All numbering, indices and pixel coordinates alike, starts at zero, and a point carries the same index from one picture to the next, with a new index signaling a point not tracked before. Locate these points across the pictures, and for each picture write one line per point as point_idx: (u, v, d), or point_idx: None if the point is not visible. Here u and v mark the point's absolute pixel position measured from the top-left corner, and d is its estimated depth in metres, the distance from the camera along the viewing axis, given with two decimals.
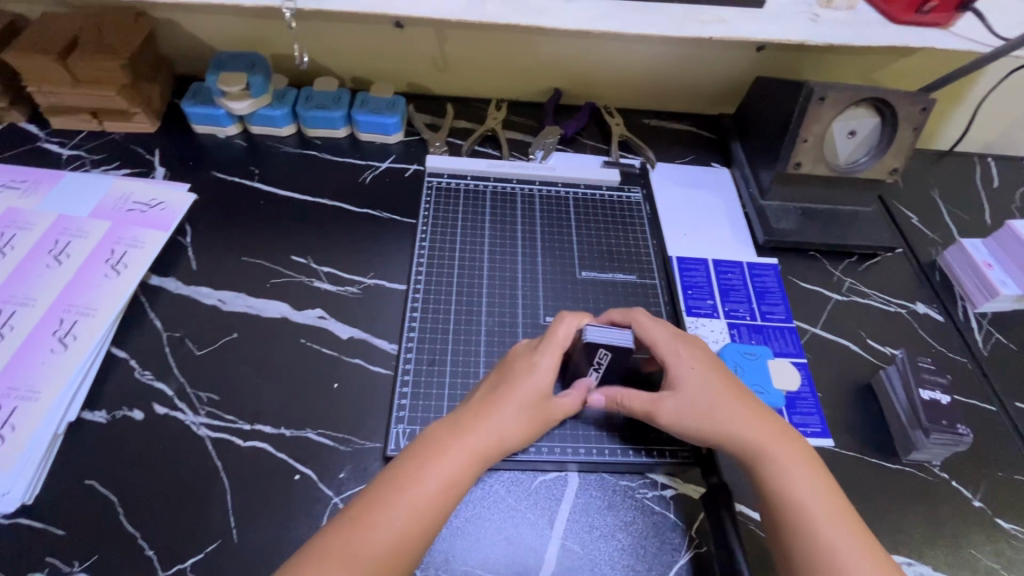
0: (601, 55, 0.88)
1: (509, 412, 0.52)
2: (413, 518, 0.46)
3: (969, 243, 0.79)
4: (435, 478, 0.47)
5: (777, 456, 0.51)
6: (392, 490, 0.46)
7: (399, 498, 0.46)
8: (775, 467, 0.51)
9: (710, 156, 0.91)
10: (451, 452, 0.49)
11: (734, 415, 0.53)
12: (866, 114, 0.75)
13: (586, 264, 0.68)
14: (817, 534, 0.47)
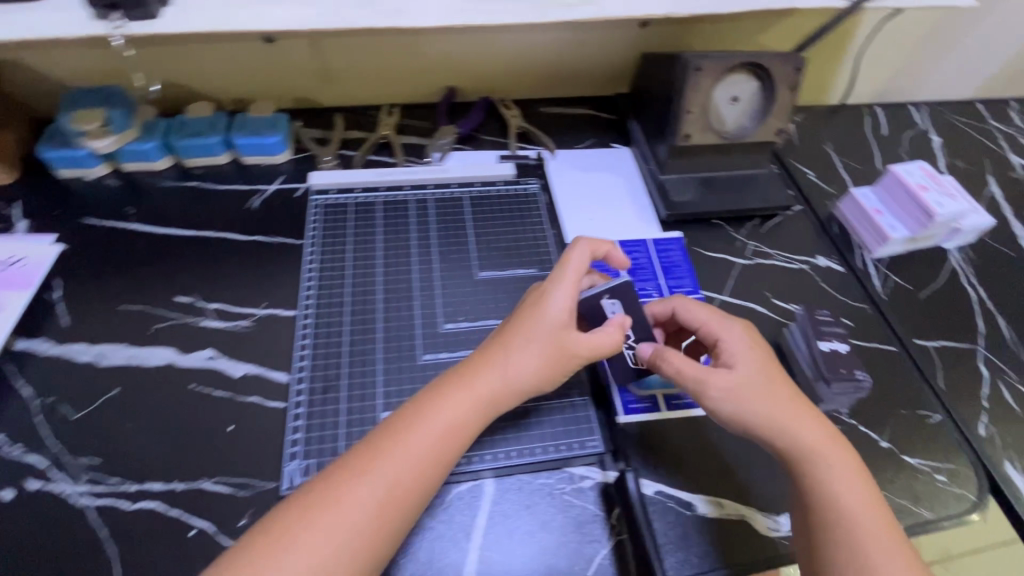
0: (488, 48, 0.86)
1: (531, 349, 0.54)
2: (412, 457, 0.48)
3: (859, 192, 0.81)
4: (445, 419, 0.51)
5: (831, 460, 0.52)
6: (402, 428, 0.50)
7: (408, 434, 0.49)
8: (823, 468, 0.52)
9: (611, 137, 0.91)
10: (466, 395, 0.52)
11: (783, 408, 0.54)
12: (745, 79, 0.75)
13: (484, 264, 0.66)
14: (857, 535, 0.48)
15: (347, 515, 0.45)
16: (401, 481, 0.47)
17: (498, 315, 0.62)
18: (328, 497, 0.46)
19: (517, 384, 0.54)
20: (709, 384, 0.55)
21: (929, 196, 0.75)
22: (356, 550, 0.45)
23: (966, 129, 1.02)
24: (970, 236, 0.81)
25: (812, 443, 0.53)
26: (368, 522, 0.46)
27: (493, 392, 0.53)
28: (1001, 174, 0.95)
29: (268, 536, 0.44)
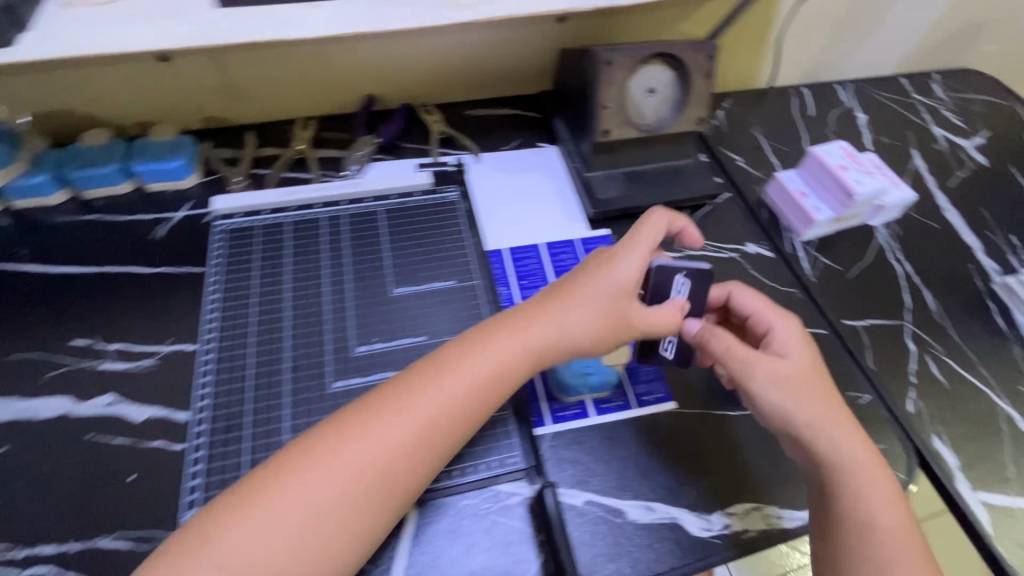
0: (404, 53, 0.84)
1: (591, 304, 0.54)
2: (447, 400, 0.49)
3: (785, 175, 0.81)
4: (484, 361, 0.52)
5: (870, 475, 0.51)
6: (434, 370, 0.51)
7: (440, 372, 0.51)
8: (859, 484, 0.51)
9: (538, 135, 0.89)
10: (512, 339, 0.53)
11: (827, 415, 0.53)
12: (660, 69, 0.74)
13: (399, 280, 0.64)
14: (882, 556, 0.48)
15: (371, 447, 0.46)
16: (428, 423, 0.48)
17: (413, 333, 0.60)
18: (350, 427, 0.47)
19: (569, 338, 0.54)
20: (755, 371, 0.55)
21: (848, 174, 0.76)
22: (379, 480, 0.46)
23: (890, 104, 1.03)
24: (895, 212, 0.82)
25: (850, 456, 0.51)
26: (394, 456, 0.47)
27: (545, 337, 0.53)
28: (924, 147, 0.96)
29: (289, 459, 0.46)
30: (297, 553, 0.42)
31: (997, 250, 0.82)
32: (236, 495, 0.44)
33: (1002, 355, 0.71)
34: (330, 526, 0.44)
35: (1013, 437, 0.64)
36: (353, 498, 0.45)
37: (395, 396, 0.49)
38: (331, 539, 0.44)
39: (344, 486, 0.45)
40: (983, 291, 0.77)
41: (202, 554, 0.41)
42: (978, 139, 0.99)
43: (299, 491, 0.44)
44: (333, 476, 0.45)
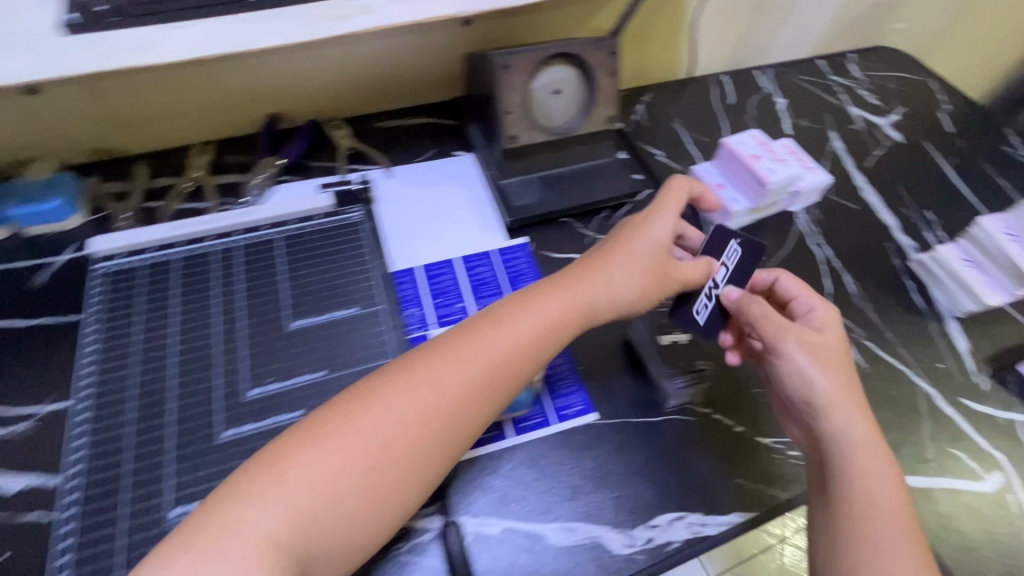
0: (302, 68, 0.80)
1: (633, 263, 0.59)
2: (505, 347, 0.53)
3: (701, 168, 0.80)
4: (538, 311, 0.56)
5: (880, 462, 0.50)
6: (494, 320, 0.55)
7: (514, 316, 0.55)
8: (867, 467, 0.49)
9: (454, 143, 0.86)
10: (562, 291, 0.57)
11: (845, 397, 0.52)
12: (561, 69, 0.72)
13: (296, 312, 0.60)
14: (880, 541, 0.46)
15: (436, 392, 0.49)
16: (487, 371, 0.52)
17: (311, 368, 0.56)
18: (414, 372, 0.50)
19: (613, 291, 0.58)
20: (784, 342, 0.54)
21: (760, 164, 0.75)
22: (441, 425, 0.49)
23: (809, 87, 1.03)
24: (813, 197, 0.82)
25: (860, 437, 0.50)
26: (455, 401, 0.50)
27: (591, 290, 0.58)
28: (842, 128, 0.96)
29: (352, 402, 0.48)
30: (358, 486, 0.44)
31: (913, 227, 0.83)
32: (300, 433, 0.46)
33: (920, 333, 0.71)
34: (394, 465, 0.46)
35: (931, 416, 0.64)
36: (414, 441, 0.47)
37: (463, 344, 0.52)
38: (389, 478, 0.46)
39: (408, 428, 0.47)
40: (900, 270, 0.78)
41: (264, 486, 0.43)
42: (894, 116, 1.00)
43: (361, 428, 0.46)
44: (394, 416, 0.47)
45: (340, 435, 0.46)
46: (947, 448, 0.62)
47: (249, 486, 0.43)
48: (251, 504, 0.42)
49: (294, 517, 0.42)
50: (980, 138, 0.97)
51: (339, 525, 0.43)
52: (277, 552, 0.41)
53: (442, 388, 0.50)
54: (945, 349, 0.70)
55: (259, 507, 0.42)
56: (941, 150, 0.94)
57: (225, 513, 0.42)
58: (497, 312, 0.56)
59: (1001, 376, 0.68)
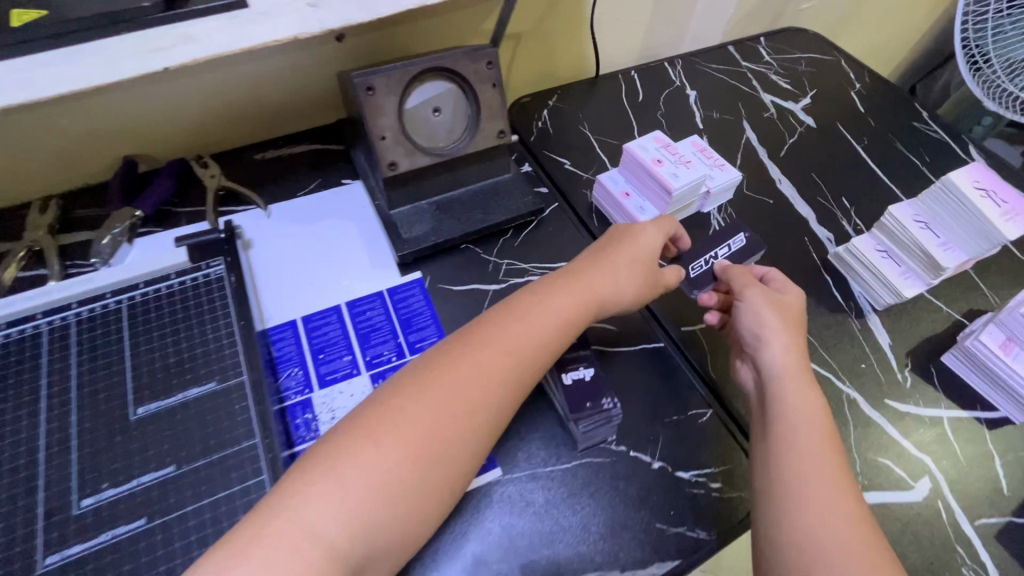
0: (147, 106, 0.70)
1: (635, 261, 0.62)
2: (535, 338, 0.56)
3: (607, 177, 0.76)
4: (561, 299, 0.58)
5: (799, 387, 0.54)
6: (518, 311, 0.57)
7: (537, 307, 0.57)
8: (787, 391, 0.54)
9: (340, 171, 0.79)
10: (580, 279, 0.60)
11: (787, 332, 0.58)
12: (438, 84, 0.65)
13: (142, 395, 0.52)
14: (794, 447, 0.50)
15: (476, 387, 0.51)
16: (522, 362, 0.54)
17: (157, 465, 0.48)
18: (449, 370, 0.51)
19: (621, 279, 0.61)
20: (749, 289, 0.61)
21: (664, 169, 0.70)
22: (483, 417, 0.51)
23: (720, 76, 1.00)
24: (726, 194, 0.78)
25: (791, 365, 0.56)
26: (496, 393, 0.52)
27: (605, 280, 0.60)
28: (755, 117, 0.93)
29: (393, 400, 0.49)
30: (412, 483, 0.46)
31: (829, 217, 0.80)
32: (348, 434, 0.47)
33: (841, 332, 0.68)
34: (445, 459, 0.48)
35: (856, 424, 0.61)
36: (460, 434, 0.49)
37: (495, 337, 0.54)
38: (440, 472, 0.47)
39: (454, 424, 0.49)
40: (819, 264, 0.74)
41: (317, 488, 0.43)
42: (806, 100, 0.97)
43: (409, 425, 0.48)
44: (438, 412, 0.49)
45: (388, 431, 0.47)
46: (874, 457, 0.59)
47: (304, 490, 0.43)
48: (306, 507, 0.43)
49: (354, 517, 0.43)
50: (891, 115, 0.96)
51: (397, 520, 0.45)
52: (337, 555, 0.42)
53: (482, 382, 0.52)
54: (867, 346, 0.67)
55: (318, 508, 0.43)
56: (854, 131, 0.92)
57: (280, 519, 0.42)
58: (517, 304, 0.58)
59: (924, 370, 0.66)
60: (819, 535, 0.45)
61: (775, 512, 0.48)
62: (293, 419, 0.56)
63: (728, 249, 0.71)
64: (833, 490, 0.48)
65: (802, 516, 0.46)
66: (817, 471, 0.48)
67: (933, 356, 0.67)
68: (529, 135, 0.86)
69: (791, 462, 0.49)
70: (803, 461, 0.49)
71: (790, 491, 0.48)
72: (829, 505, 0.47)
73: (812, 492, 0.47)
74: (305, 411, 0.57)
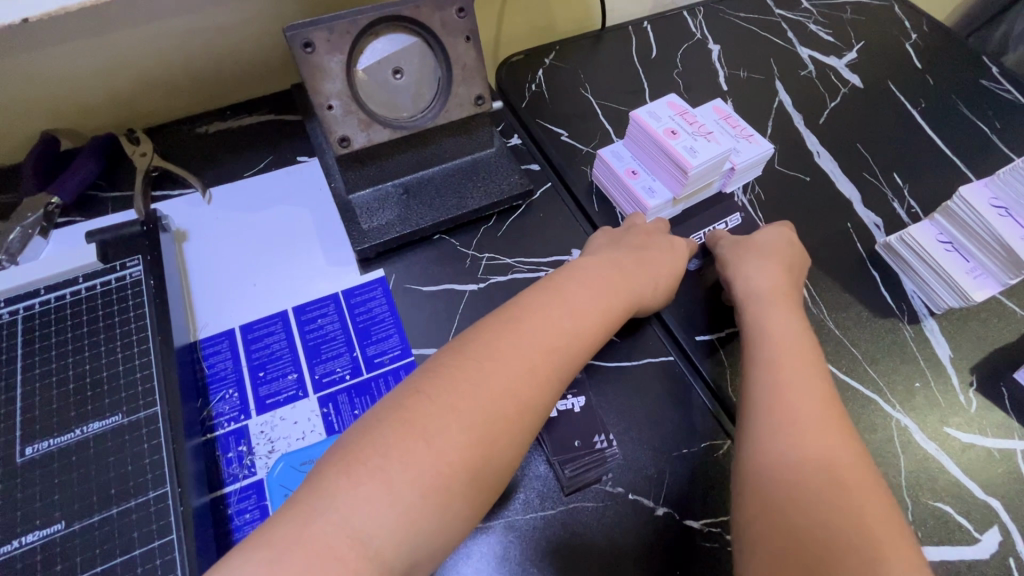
0: (55, 71, 0.58)
1: (666, 260, 0.55)
2: (594, 334, 0.47)
3: (609, 150, 0.63)
4: (615, 289, 0.50)
5: (778, 316, 0.49)
6: (573, 296, 0.48)
7: (594, 293, 0.49)
8: (764, 319, 0.49)
9: (295, 147, 0.67)
10: (632, 270, 0.52)
11: (760, 260, 0.54)
12: (397, 39, 0.52)
13: (32, 431, 0.43)
14: (777, 374, 0.44)
15: (533, 382, 0.42)
16: (577, 360, 0.46)
17: (43, 522, 0.39)
18: (499, 351, 0.43)
19: (669, 278, 0.54)
20: (720, 245, 0.58)
21: (678, 142, 0.57)
22: (539, 418, 0.42)
23: (749, 26, 0.84)
24: (753, 171, 0.65)
25: (768, 292, 0.51)
26: (554, 391, 0.43)
27: (649, 276, 0.52)
28: (790, 77, 0.78)
29: (429, 384, 0.40)
30: (466, 481, 0.37)
31: (878, 198, 0.67)
32: (388, 422, 0.38)
33: (891, 343, 0.56)
34: (500, 457, 0.39)
35: (909, 459, 0.50)
36: (515, 431, 0.40)
37: (542, 321, 0.45)
38: (496, 473, 0.39)
39: (512, 419, 0.40)
40: (865, 257, 0.62)
41: (359, 485, 0.35)
42: (852, 55, 0.82)
43: (458, 412, 0.39)
44: (493, 400, 0.40)
45: (433, 413, 0.38)
46: (930, 501, 0.48)
47: (342, 487, 0.35)
48: (347, 507, 0.34)
49: (405, 519, 0.35)
50: (954, 72, 0.80)
51: (449, 525, 0.37)
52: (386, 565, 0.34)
53: (538, 375, 0.43)
54: (923, 360, 0.55)
55: (364, 507, 0.34)
56: (908, 92, 0.77)
57: (315, 525, 0.34)
58: (564, 285, 0.49)
59: (992, 389, 0.54)
60: (818, 466, 0.38)
61: (750, 439, 0.41)
62: (223, 453, 0.47)
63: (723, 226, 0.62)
64: (825, 412, 0.41)
65: (780, 438, 0.40)
66: (802, 392, 0.42)
67: (1003, 370, 0.55)
68: (521, 100, 0.73)
69: (777, 385, 0.43)
70: (784, 381, 0.43)
71: (767, 415, 0.42)
72: (814, 423, 0.41)
73: (797, 412, 0.41)
74: (239, 443, 0.47)
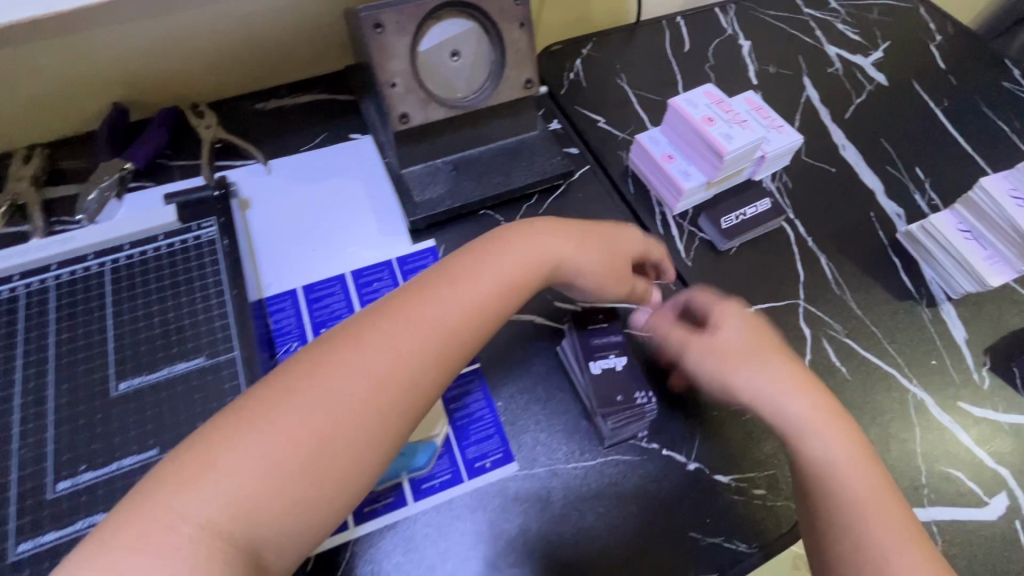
0: (134, 45, 0.62)
1: (585, 238, 0.51)
2: (484, 309, 0.44)
3: (646, 136, 0.67)
4: (517, 262, 0.47)
5: (834, 445, 0.44)
6: (470, 272, 0.45)
7: (492, 269, 0.46)
8: (825, 454, 0.43)
9: (349, 124, 0.71)
10: (540, 246, 0.48)
11: (776, 363, 0.47)
12: (457, 23, 0.56)
13: (124, 368, 0.47)
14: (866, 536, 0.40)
15: (398, 363, 0.39)
16: (462, 337, 0.43)
17: (139, 448, 0.44)
18: (369, 334, 0.40)
19: (584, 253, 0.50)
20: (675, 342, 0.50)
21: (714, 128, 0.61)
22: (406, 401, 0.39)
23: (778, 24, 0.88)
24: (782, 160, 0.69)
25: (810, 408, 0.45)
26: (425, 371, 0.40)
27: (558, 251, 0.49)
28: (818, 74, 0.82)
29: (295, 367, 0.38)
30: (314, 467, 0.35)
31: (900, 189, 0.70)
32: (239, 408, 0.36)
33: (910, 323, 0.59)
34: (355, 443, 0.37)
35: (924, 429, 0.53)
36: (370, 416, 0.37)
37: (422, 300, 0.42)
38: (356, 456, 0.37)
39: (367, 406, 0.37)
40: (886, 244, 0.65)
41: (193, 467, 0.34)
42: (877, 54, 0.85)
43: (313, 400, 0.36)
44: (351, 385, 0.37)
45: (288, 398, 0.36)
46: (943, 468, 0.51)
47: (175, 472, 0.33)
48: (178, 492, 0.33)
49: (235, 504, 0.33)
50: (977, 73, 0.83)
51: (294, 510, 0.35)
52: (226, 544, 0.32)
53: (409, 357, 0.40)
54: (939, 340, 0.59)
55: (199, 491, 0.33)
56: (932, 91, 0.80)
57: (148, 507, 0.32)
58: (463, 262, 0.46)
59: (1005, 369, 0.57)
60: None
61: None
62: None
63: (753, 210, 0.64)
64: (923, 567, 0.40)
65: None
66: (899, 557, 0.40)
67: (1016, 353, 0.58)
68: (560, 87, 0.77)
69: (874, 556, 0.40)
70: (881, 552, 0.40)
71: None
72: (894, 538, 0.40)
73: None
74: None
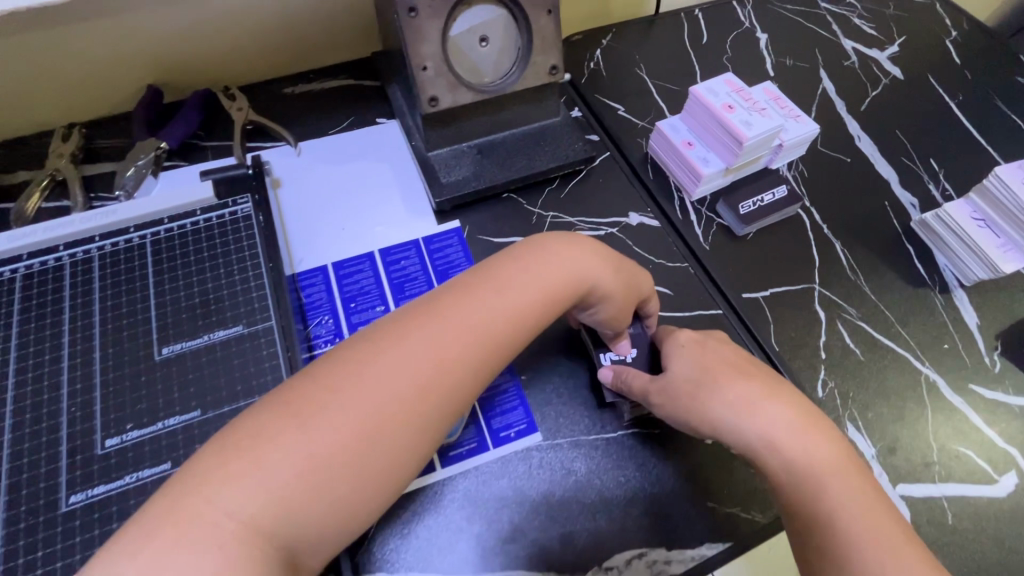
0: (171, 27, 0.64)
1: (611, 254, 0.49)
2: (529, 319, 0.43)
3: (666, 124, 0.68)
4: (555, 268, 0.45)
5: (827, 470, 0.43)
6: (505, 277, 0.43)
7: (527, 277, 0.44)
8: (819, 479, 0.43)
9: (375, 109, 0.73)
10: (573, 256, 0.46)
11: (738, 392, 0.46)
12: (486, 9, 0.58)
13: (166, 335, 0.49)
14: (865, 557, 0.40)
15: (437, 368, 0.38)
16: (497, 345, 0.41)
17: (181, 409, 0.46)
18: (407, 335, 0.39)
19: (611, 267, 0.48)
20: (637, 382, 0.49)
21: (734, 116, 0.62)
22: (441, 406, 0.38)
23: (795, 18, 0.89)
24: (799, 150, 0.70)
25: (782, 435, 0.44)
26: (461, 377, 0.39)
27: (588, 262, 0.47)
28: (835, 67, 0.83)
29: (332, 367, 0.37)
30: (353, 468, 0.35)
31: (914, 180, 0.71)
32: (274, 406, 0.35)
33: (923, 309, 0.61)
34: (393, 445, 0.36)
35: (936, 410, 0.55)
36: (409, 421, 0.37)
37: (458, 305, 0.41)
38: (392, 456, 0.36)
39: (404, 411, 0.37)
40: (901, 232, 0.66)
41: (233, 464, 0.33)
42: (893, 48, 0.86)
43: (351, 400, 0.36)
44: (389, 387, 0.37)
45: (327, 398, 0.35)
46: (954, 447, 0.53)
47: (214, 469, 0.33)
48: (218, 487, 0.32)
49: (276, 502, 0.33)
50: (992, 69, 0.84)
51: (333, 509, 0.34)
52: (264, 542, 0.32)
53: (446, 363, 0.39)
54: (951, 324, 0.60)
55: (239, 487, 0.32)
56: (947, 85, 0.82)
57: (188, 502, 0.31)
58: (499, 267, 0.44)
59: (1015, 354, 0.59)
60: None
61: None
62: None
63: (770, 197, 0.66)
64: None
65: None
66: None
67: None
68: (581, 76, 0.78)
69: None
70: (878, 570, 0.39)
71: None
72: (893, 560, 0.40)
73: None
74: None
